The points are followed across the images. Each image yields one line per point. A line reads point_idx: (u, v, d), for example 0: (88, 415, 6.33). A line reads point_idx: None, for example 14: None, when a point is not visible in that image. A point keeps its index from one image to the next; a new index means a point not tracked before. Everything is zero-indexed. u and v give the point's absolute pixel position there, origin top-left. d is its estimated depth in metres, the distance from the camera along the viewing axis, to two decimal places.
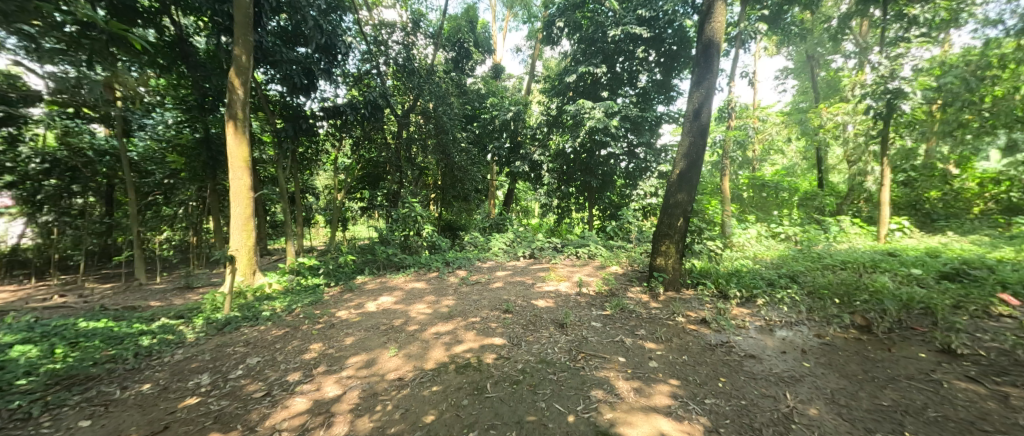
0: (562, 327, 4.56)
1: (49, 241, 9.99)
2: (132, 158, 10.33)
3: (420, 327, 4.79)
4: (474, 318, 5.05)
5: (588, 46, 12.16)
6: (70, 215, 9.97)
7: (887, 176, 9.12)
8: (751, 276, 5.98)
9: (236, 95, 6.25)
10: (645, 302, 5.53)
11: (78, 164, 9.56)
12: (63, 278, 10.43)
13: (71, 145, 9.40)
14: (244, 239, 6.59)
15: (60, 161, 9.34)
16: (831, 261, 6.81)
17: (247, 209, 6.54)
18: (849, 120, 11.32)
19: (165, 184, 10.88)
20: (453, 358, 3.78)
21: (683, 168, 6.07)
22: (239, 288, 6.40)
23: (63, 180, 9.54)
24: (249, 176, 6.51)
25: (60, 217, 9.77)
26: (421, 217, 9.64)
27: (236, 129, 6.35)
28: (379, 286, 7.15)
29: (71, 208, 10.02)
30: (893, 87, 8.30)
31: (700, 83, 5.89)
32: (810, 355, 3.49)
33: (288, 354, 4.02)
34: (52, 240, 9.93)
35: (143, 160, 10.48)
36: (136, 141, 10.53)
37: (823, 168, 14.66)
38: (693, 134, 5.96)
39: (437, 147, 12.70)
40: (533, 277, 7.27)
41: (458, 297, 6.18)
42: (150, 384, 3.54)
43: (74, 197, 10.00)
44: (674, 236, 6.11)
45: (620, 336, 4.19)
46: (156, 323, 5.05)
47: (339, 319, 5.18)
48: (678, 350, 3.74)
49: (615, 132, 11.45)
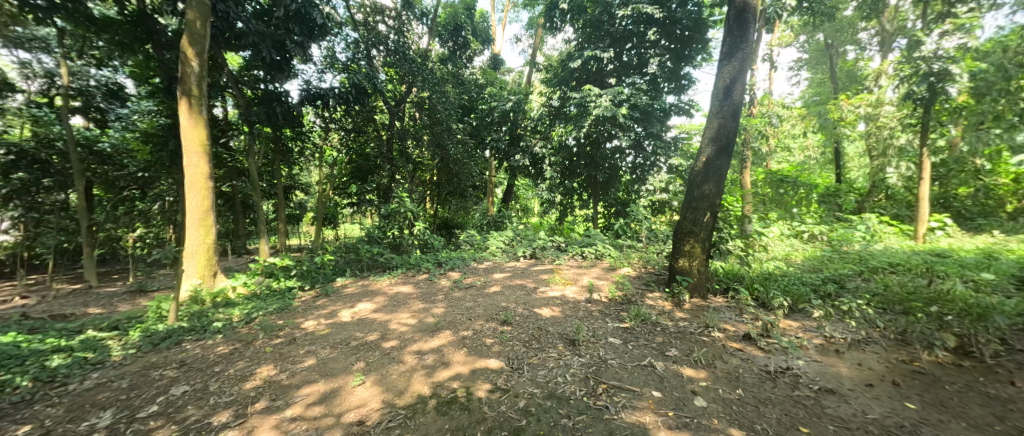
0: (573, 345, 3.69)
1: (28, 237, 8.97)
2: (104, 150, 9.53)
3: (399, 343, 3.91)
4: (466, 332, 4.19)
5: (593, 30, 11.36)
6: (40, 210, 8.83)
7: (926, 169, 8.31)
8: (792, 282, 5.11)
9: (190, 68, 5.36)
10: (669, 312, 4.66)
11: (46, 156, 8.54)
12: (30, 279, 9.55)
13: (38, 134, 8.54)
14: (203, 236, 5.74)
15: (27, 153, 8.31)
16: (879, 263, 5.94)
17: (205, 200, 5.69)
18: (873, 112, 10.60)
19: (140, 177, 9.88)
20: (436, 389, 2.92)
21: (710, 155, 5.22)
22: (193, 292, 5.51)
23: (35, 174, 8.47)
24: (207, 161, 5.64)
25: (28, 213, 8.64)
26: (412, 213, 8.74)
27: (190, 107, 5.45)
28: (360, 290, 6.26)
29: (45, 203, 8.87)
30: (939, 67, 7.37)
31: (731, 55, 5.04)
32: (907, 391, 2.66)
33: (225, 382, 3.16)
34: (29, 235, 8.95)
35: (115, 152, 9.74)
36: (110, 132, 9.85)
37: (841, 164, 13.85)
38: (723, 115, 5.12)
39: (430, 139, 11.86)
40: (535, 280, 6.40)
41: (450, 304, 5.30)
42: (31, 427, 2.68)
43: (52, 192, 8.92)
44: (700, 235, 5.27)
45: (648, 358, 3.32)
46: (81, 337, 4.17)
47: (303, 332, 4.30)
48: (729, 380, 2.88)
49: (623, 122, 10.58)
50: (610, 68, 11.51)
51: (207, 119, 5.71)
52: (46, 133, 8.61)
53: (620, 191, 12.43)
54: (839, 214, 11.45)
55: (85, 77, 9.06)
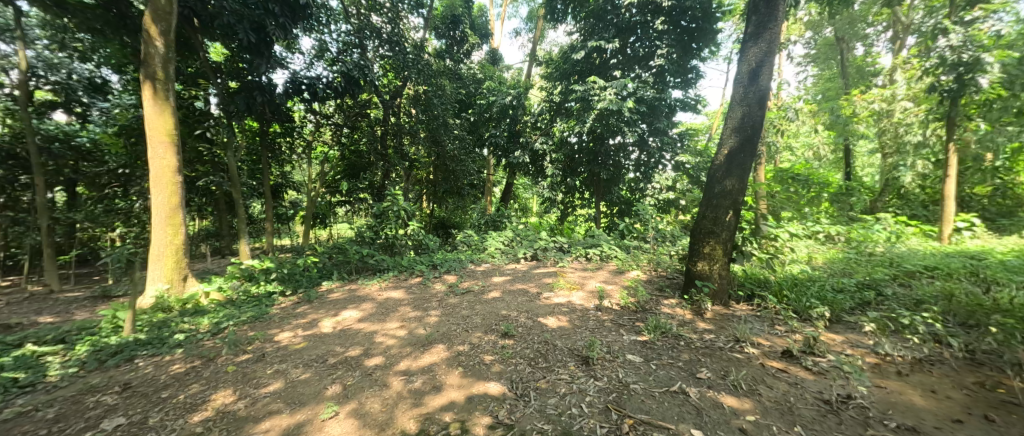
0: (587, 364, 3.17)
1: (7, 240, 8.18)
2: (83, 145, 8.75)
3: (384, 361, 3.36)
4: (461, 346, 3.66)
5: (597, 21, 10.86)
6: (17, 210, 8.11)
7: (952, 164, 7.96)
8: (826, 288, 4.62)
9: (154, 49, 4.81)
10: (691, 323, 4.13)
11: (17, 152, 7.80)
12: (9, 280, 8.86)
13: (13, 129, 7.77)
14: (171, 236, 5.19)
15: None
16: (914, 267, 5.45)
17: (173, 197, 5.14)
18: (887, 108, 10.19)
19: (121, 174, 9.23)
20: (425, 424, 2.43)
21: (733, 148, 4.72)
22: (158, 299, 4.96)
23: (10, 171, 7.87)
24: (175, 153, 5.08)
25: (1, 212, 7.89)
26: (405, 212, 8.19)
27: (155, 92, 4.88)
28: (346, 295, 5.70)
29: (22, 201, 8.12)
30: (969, 56, 6.93)
31: (758, 36, 4.56)
32: (1006, 428, 2.20)
33: (172, 414, 2.64)
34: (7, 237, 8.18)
35: (95, 147, 9.00)
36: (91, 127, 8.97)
37: (851, 163, 13.40)
38: (749, 101, 4.62)
39: (426, 135, 11.39)
40: (538, 284, 5.86)
41: (445, 312, 4.75)
42: None
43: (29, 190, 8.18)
44: (721, 235, 4.78)
45: (677, 382, 2.80)
46: (18, 352, 3.61)
47: (275, 346, 3.76)
48: (782, 413, 2.39)
49: (629, 116, 10.04)
50: (614, 61, 11.03)
51: (176, 107, 5.15)
52: (17, 127, 7.80)
53: (624, 189, 11.89)
54: (852, 213, 10.97)
55: (64, 69, 8.16)
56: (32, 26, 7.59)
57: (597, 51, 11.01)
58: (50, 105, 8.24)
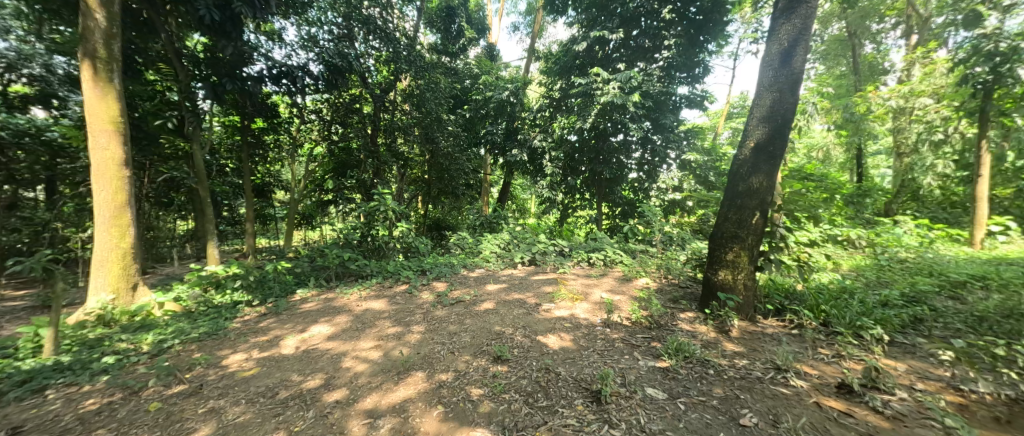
0: (598, 402, 2.55)
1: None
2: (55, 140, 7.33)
3: (348, 395, 2.75)
4: (444, 374, 3.03)
5: (601, 10, 10.27)
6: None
7: (985, 165, 7.49)
8: (868, 301, 4.06)
9: (94, 24, 4.21)
10: (716, 343, 3.51)
11: None
12: None
13: None
14: (117, 237, 4.54)
15: None
16: (960, 276, 4.85)
17: (119, 193, 4.49)
18: (906, 105, 9.65)
19: None
20: None
21: (760, 139, 4.14)
22: (98, 310, 4.30)
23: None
24: (120, 142, 4.43)
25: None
26: (393, 212, 7.53)
27: (94, 73, 4.25)
28: (320, 306, 5.05)
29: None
30: (1006, 45, 6.36)
31: (792, 9, 3.97)
32: None
33: None
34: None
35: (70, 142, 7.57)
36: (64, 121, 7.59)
37: (862, 163, 12.85)
38: (780, 86, 4.04)
39: (419, 132, 10.75)
40: (536, 294, 5.22)
41: (429, 327, 4.10)
42: None
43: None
44: (746, 239, 4.18)
45: (718, 433, 2.22)
46: None
47: (219, 374, 3.11)
48: None
49: (634, 111, 9.43)
50: (618, 52, 10.43)
51: (123, 91, 4.52)
52: None
53: (627, 189, 11.29)
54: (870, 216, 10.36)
55: (39, 60, 7.02)
56: (5, 14, 6.65)
57: (600, 42, 10.40)
58: (23, 99, 7.16)
